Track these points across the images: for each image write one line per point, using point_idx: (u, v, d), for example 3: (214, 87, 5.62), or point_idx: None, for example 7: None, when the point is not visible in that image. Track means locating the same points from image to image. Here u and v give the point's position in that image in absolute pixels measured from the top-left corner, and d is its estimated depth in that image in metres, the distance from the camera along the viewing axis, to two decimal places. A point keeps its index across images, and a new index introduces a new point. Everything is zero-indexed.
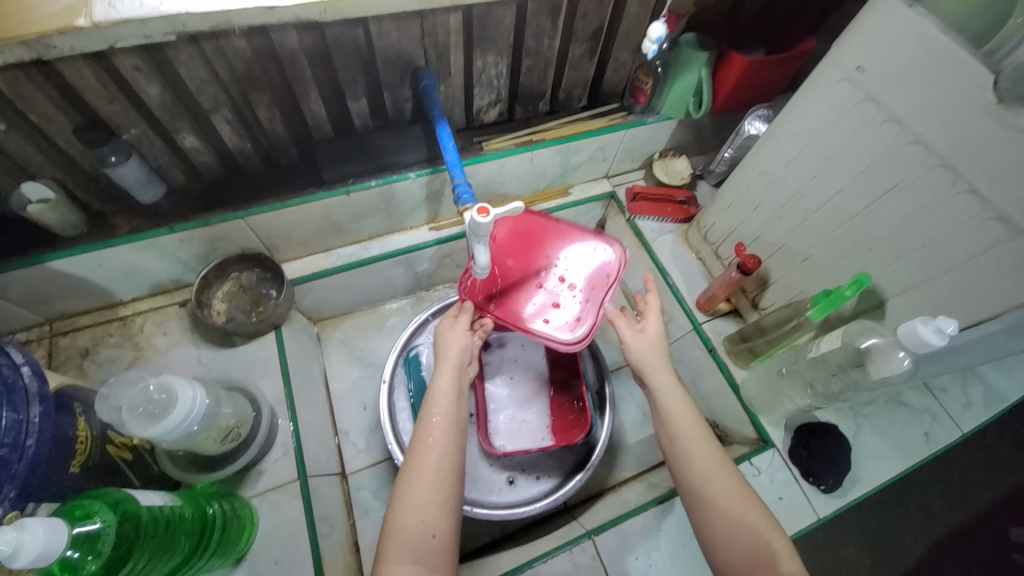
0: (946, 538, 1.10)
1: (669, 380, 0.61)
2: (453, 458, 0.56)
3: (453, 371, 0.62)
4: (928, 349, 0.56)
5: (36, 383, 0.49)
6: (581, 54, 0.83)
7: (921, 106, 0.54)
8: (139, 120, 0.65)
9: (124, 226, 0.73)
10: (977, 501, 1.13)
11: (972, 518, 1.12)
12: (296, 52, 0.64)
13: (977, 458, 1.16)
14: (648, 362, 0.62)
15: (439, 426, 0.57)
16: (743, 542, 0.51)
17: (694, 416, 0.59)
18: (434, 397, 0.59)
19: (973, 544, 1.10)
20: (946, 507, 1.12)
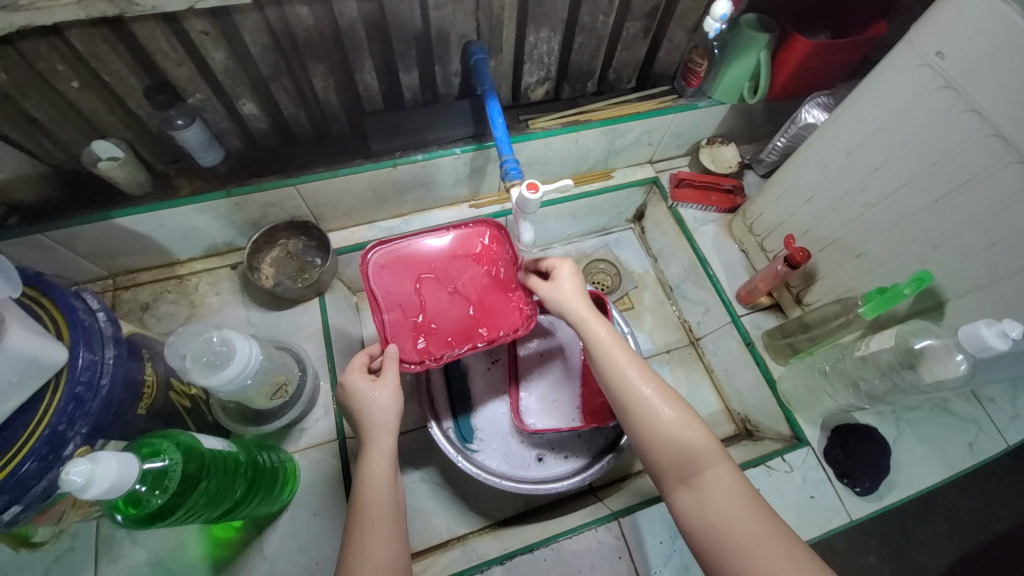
0: (975, 553, 1.06)
1: (587, 307, 0.63)
2: (397, 552, 0.52)
3: (388, 447, 0.57)
4: (988, 353, 0.53)
5: (111, 327, 0.53)
6: (635, 32, 0.81)
7: (1006, 98, 0.51)
8: (204, 85, 0.68)
9: (185, 188, 0.77)
10: (1012, 519, 1.09)
11: (1004, 534, 1.08)
12: (354, 21, 0.65)
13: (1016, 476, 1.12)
14: (567, 297, 0.64)
15: (379, 515, 0.53)
16: (678, 441, 0.54)
17: (614, 337, 0.60)
18: (365, 486, 0.54)
19: (1003, 562, 1.05)
20: (979, 523, 1.08)
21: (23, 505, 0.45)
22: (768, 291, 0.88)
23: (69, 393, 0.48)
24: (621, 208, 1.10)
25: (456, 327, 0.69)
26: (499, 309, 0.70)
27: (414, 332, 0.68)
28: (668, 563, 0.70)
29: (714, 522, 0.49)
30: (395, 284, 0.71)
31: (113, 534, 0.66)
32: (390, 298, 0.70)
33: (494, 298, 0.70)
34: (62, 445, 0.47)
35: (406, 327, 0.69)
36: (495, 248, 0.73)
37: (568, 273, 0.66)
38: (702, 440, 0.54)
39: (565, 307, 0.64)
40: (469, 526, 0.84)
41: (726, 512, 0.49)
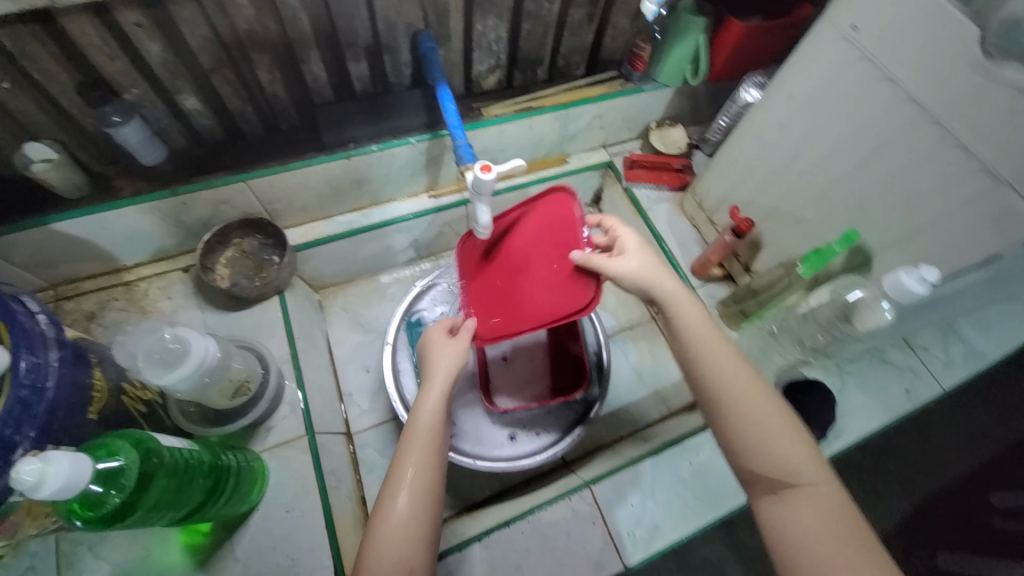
0: (926, 500, 1.16)
1: (678, 295, 0.59)
2: (429, 478, 0.55)
3: (445, 384, 0.62)
4: (910, 298, 0.58)
5: (53, 329, 0.50)
6: (580, 19, 0.84)
7: (914, 65, 0.55)
8: (141, 80, 0.65)
9: (127, 189, 0.74)
10: (958, 467, 1.19)
11: (953, 482, 1.18)
12: (297, 11, 0.64)
13: (956, 424, 1.23)
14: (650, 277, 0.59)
15: (425, 442, 0.57)
16: (775, 451, 0.50)
17: (706, 327, 0.57)
18: (419, 413, 0.59)
19: (955, 509, 1.16)
20: (928, 470, 1.19)
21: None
22: (719, 263, 0.92)
23: (12, 397, 0.45)
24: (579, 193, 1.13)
25: (523, 303, 0.68)
26: (556, 283, 0.64)
27: (490, 310, 0.72)
28: (638, 524, 0.74)
29: (801, 539, 0.46)
30: (478, 267, 0.77)
31: (75, 550, 0.63)
32: (473, 282, 0.77)
33: (551, 273, 0.65)
34: (9, 450, 0.45)
35: (484, 306, 0.73)
36: (558, 212, 0.66)
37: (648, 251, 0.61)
38: (802, 455, 0.50)
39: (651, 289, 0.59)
40: (446, 512, 0.84)
41: (820, 536, 0.45)
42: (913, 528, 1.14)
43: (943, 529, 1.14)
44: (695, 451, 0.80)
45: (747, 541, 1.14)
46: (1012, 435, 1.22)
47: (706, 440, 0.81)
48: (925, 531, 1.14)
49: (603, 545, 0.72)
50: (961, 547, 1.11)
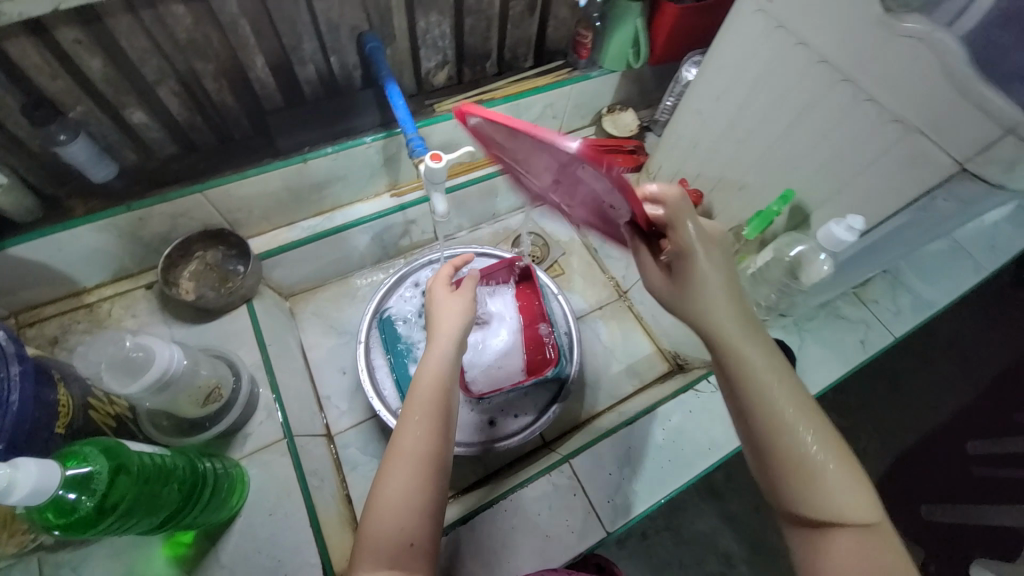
0: (903, 456, 1.25)
1: (736, 323, 0.55)
2: (434, 449, 0.55)
3: (445, 347, 0.61)
4: (840, 246, 0.63)
5: (11, 344, 0.50)
6: (521, 11, 0.86)
7: (824, 28, 0.60)
8: (85, 97, 0.65)
9: (80, 209, 0.74)
10: (929, 422, 1.28)
11: (925, 437, 1.27)
12: (237, 17, 0.65)
13: (919, 381, 1.33)
14: (714, 304, 0.56)
15: (422, 409, 0.56)
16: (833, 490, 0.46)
17: (764, 353, 0.53)
18: (423, 378, 0.58)
19: (933, 461, 1.24)
20: (899, 428, 1.28)
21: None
22: None
23: None
24: None
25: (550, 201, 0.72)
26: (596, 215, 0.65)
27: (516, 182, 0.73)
28: (617, 492, 0.76)
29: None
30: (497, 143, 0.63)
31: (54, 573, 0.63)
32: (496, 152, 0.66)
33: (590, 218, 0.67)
34: None
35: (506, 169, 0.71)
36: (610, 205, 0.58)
37: (717, 268, 0.57)
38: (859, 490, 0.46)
39: (710, 320, 0.56)
40: None
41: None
42: (893, 482, 1.22)
43: (922, 480, 1.22)
44: (667, 417, 0.83)
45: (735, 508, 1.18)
46: (974, 388, 1.32)
47: (678, 406, 0.85)
48: (904, 483, 1.22)
49: (584, 515, 0.74)
50: (942, 495, 1.20)
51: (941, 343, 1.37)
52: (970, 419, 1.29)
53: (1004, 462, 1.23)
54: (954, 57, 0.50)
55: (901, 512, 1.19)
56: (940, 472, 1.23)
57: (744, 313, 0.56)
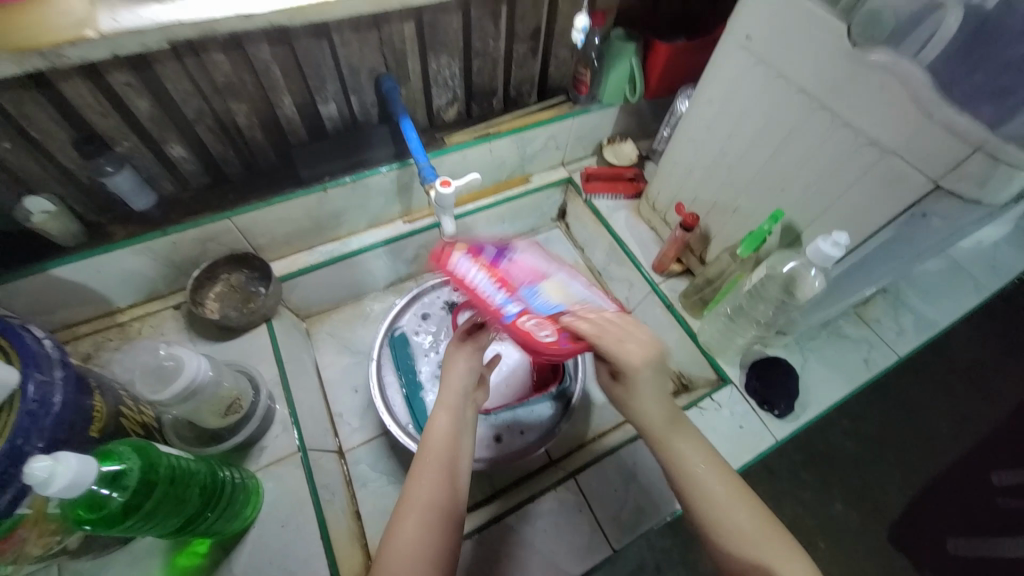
0: (929, 486, 1.20)
1: (663, 420, 0.59)
2: (444, 500, 0.57)
3: (452, 403, 0.65)
4: (830, 262, 0.65)
5: (57, 351, 0.56)
6: (524, 52, 0.94)
7: (799, 62, 0.65)
8: (131, 134, 0.73)
9: (120, 234, 0.80)
10: (954, 451, 1.24)
11: (952, 466, 1.22)
12: (269, 63, 0.73)
13: (939, 406, 1.30)
14: (652, 413, 0.59)
15: (432, 458, 0.59)
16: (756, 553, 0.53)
17: (694, 443, 0.59)
18: (435, 428, 0.62)
19: (957, 492, 1.20)
20: (924, 458, 1.23)
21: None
22: (677, 258, 1.00)
23: (23, 409, 0.51)
24: (545, 209, 1.22)
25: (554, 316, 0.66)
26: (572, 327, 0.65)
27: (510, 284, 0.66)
28: (624, 508, 0.77)
29: None
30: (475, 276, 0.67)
31: None
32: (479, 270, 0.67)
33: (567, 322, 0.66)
34: (20, 458, 0.50)
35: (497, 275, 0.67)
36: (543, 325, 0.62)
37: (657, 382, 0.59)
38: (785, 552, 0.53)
39: (645, 421, 0.60)
40: None
41: None
42: (920, 514, 1.17)
43: (948, 512, 1.18)
44: None
45: None
46: (999, 415, 1.28)
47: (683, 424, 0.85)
48: (931, 515, 1.17)
49: (590, 532, 0.74)
50: (967, 529, 1.16)
51: (959, 368, 1.35)
52: (995, 447, 1.25)
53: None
54: (918, 84, 0.54)
55: (929, 546, 1.14)
56: (965, 502, 1.19)
57: (662, 395, 0.60)
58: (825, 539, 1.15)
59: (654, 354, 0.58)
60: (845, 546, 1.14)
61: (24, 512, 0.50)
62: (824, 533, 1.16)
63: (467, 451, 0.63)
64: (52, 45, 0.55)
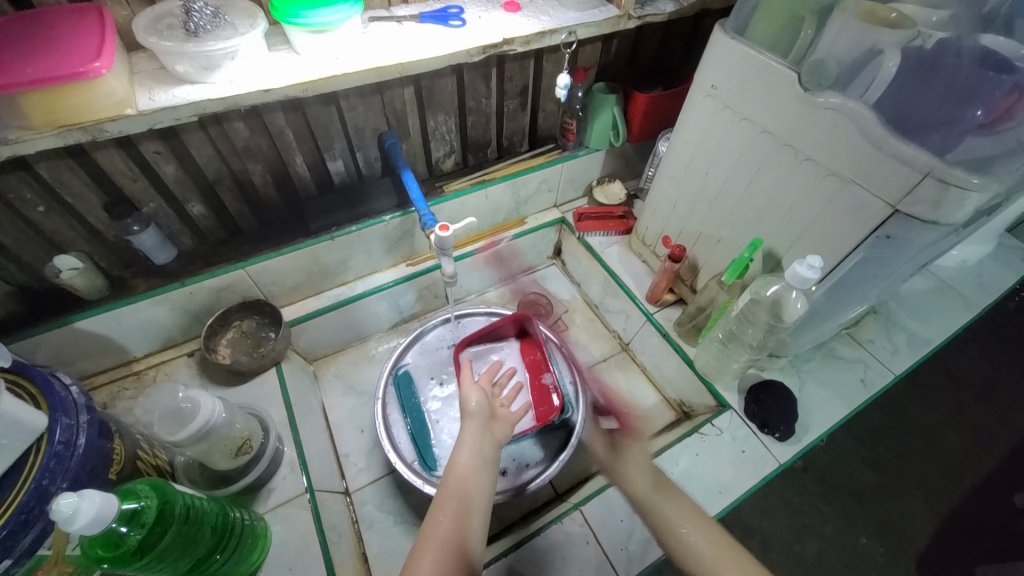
0: (954, 513, 1.17)
1: (649, 485, 0.65)
2: (461, 536, 0.57)
3: (470, 440, 0.68)
4: (807, 284, 0.69)
5: (83, 396, 0.61)
6: (514, 107, 1.03)
7: (759, 106, 0.73)
8: (157, 196, 0.80)
9: (142, 286, 0.86)
10: (975, 474, 1.21)
11: (973, 492, 1.19)
12: (283, 128, 0.81)
13: (954, 427, 1.28)
14: (641, 476, 0.65)
15: (454, 493, 0.61)
16: None
17: (679, 504, 0.62)
18: (455, 465, 0.65)
19: (982, 518, 1.16)
20: (944, 483, 1.20)
21: (10, 560, 0.51)
22: (669, 289, 1.04)
23: (50, 451, 0.55)
24: (541, 247, 1.27)
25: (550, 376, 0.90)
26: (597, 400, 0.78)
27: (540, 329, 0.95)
28: (631, 539, 0.76)
29: None
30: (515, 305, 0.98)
31: None
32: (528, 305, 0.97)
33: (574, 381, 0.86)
34: (46, 498, 0.54)
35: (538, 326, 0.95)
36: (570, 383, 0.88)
37: None
38: None
39: (633, 486, 0.66)
40: None
41: None
42: (946, 543, 1.13)
43: (976, 540, 1.14)
44: (674, 462, 0.84)
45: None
46: (1015, 434, 1.27)
47: (684, 451, 0.86)
48: (957, 544, 1.13)
49: (598, 565, 0.74)
50: (996, 556, 1.12)
51: (969, 388, 1.34)
52: (1016, 469, 1.22)
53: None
54: (864, 120, 0.61)
55: None
56: (992, 528, 1.15)
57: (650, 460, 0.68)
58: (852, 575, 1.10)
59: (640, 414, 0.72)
60: None
61: (44, 553, 0.53)
62: (850, 568, 1.11)
63: (490, 489, 0.64)
64: (95, 122, 0.62)
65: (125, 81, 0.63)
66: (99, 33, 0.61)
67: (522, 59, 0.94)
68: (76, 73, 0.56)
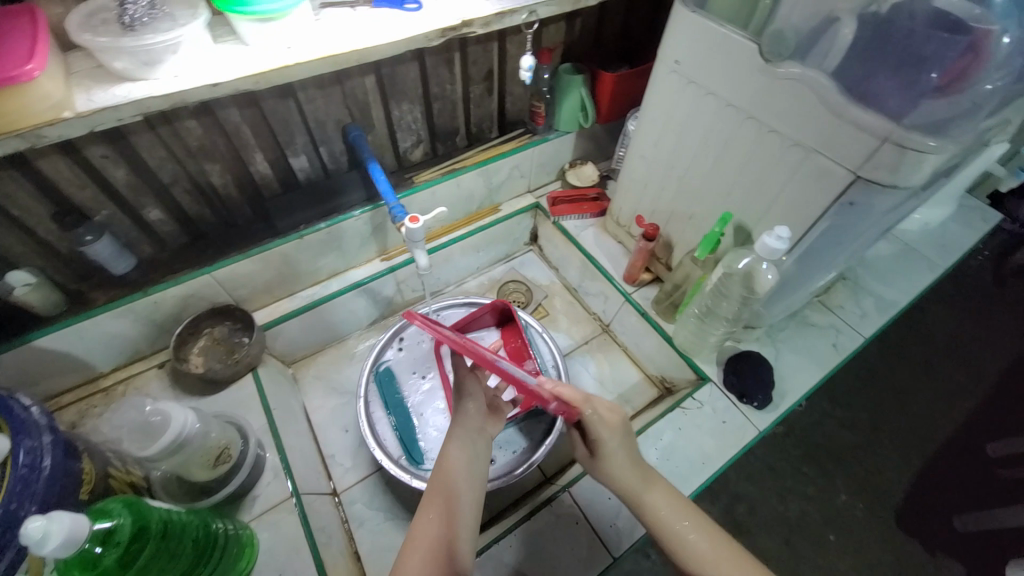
0: (928, 465, 1.22)
1: (636, 481, 0.62)
2: (450, 532, 0.57)
3: (460, 432, 0.67)
4: (776, 254, 0.70)
5: (45, 416, 0.58)
6: (480, 92, 1.01)
7: (723, 80, 0.73)
8: (109, 203, 0.76)
9: (101, 299, 0.82)
10: (946, 427, 1.27)
11: (945, 444, 1.25)
12: (239, 125, 0.78)
13: (924, 383, 1.33)
14: (633, 483, 0.62)
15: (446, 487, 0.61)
16: None
17: (676, 504, 0.61)
18: (446, 459, 0.64)
19: (954, 467, 1.22)
20: (916, 437, 1.25)
21: None
22: (645, 268, 1.05)
23: (14, 476, 0.53)
24: (517, 235, 1.26)
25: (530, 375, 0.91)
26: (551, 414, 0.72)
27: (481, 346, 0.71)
28: (619, 515, 0.78)
29: None
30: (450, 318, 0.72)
31: None
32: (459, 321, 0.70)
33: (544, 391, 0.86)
34: (15, 523, 0.51)
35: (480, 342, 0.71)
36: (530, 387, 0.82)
37: (621, 445, 0.62)
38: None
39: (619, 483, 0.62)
40: None
41: None
42: (921, 494, 1.19)
43: (949, 489, 1.19)
44: (657, 437, 0.86)
45: (761, 539, 1.15)
46: (980, 386, 1.33)
47: (667, 426, 0.88)
48: (933, 494, 1.19)
49: (588, 544, 0.75)
50: (967, 503, 1.18)
51: (937, 345, 1.39)
52: (982, 419, 1.28)
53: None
54: (824, 90, 0.61)
55: (936, 525, 1.15)
56: (963, 476, 1.21)
57: (636, 460, 0.63)
58: (833, 530, 1.15)
59: (620, 417, 0.63)
60: (854, 537, 1.14)
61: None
62: (832, 523, 1.16)
63: (482, 482, 0.64)
64: (30, 127, 0.58)
65: (61, 82, 0.60)
66: (29, 32, 0.57)
67: (485, 41, 0.91)
68: (5, 76, 0.52)
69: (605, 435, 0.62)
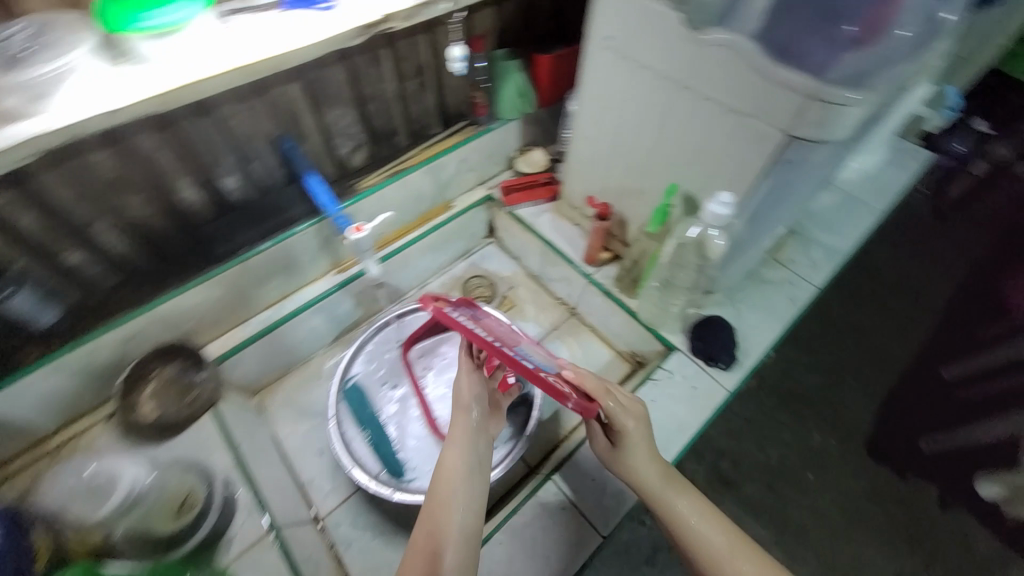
0: (889, 397, 1.29)
1: (658, 478, 0.67)
2: (446, 548, 0.56)
3: (456, 440, 0.66)
4: (721, 220, 0.71)
5: None
6: (414, 88, 0.98)
7: (654, 52, 0.72)
8: (21, 252, 0.69)
9: (30, 357, 0.76)
10: (901, 359, 1.35)
11: (902, 376, 1.32)
12: (155, 151, 0.73)
13: (877, 321, 1.40)
14: (656, 482, 0.67)
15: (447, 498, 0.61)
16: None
17: (690, 498, 0.67)
18: (444, 472, 0.63)
19: (913, 395, 1.30)
20: (876, 373, 1.32)
21: None
22: (603, 247, 1.05)
23: None
24: (473, 229, 1.24)
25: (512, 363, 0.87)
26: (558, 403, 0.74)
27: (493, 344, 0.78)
28: (605, 495, 0.79)
29: None
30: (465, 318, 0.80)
31: None
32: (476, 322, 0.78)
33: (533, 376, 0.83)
34: None
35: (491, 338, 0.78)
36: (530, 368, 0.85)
37: (643, 438, 0.68)
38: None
39: (638, 476, 0.68)
40: None
41: None
42: (886, 425, 1.26)
43: (910, 416, 1.27)
44: None
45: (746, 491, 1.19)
46: (926, 317, 1.41)
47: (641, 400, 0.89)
48: (897, 423, 1.26)
49: (577, 527, 0.76)
50: (925, 426, 1.26)
51: (886, 283, 1.47)
52: (931, 346, 1.37)
53: (974, 381, 1.32)
54: (750, 53, 0.62)
55: (903, 451, 1.22)
56: (920, 403, 1.29)
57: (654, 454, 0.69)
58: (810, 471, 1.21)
59: (639, 410, 0.70)
60: (829, 475, 1.20)
61: None
62: (809, 463, 1.21)
63: (482, 494, 0.63)
64: None
65: None
66: None
67: (412, 35, 0.88)
68: None
69: (629, 426, 0.68)
